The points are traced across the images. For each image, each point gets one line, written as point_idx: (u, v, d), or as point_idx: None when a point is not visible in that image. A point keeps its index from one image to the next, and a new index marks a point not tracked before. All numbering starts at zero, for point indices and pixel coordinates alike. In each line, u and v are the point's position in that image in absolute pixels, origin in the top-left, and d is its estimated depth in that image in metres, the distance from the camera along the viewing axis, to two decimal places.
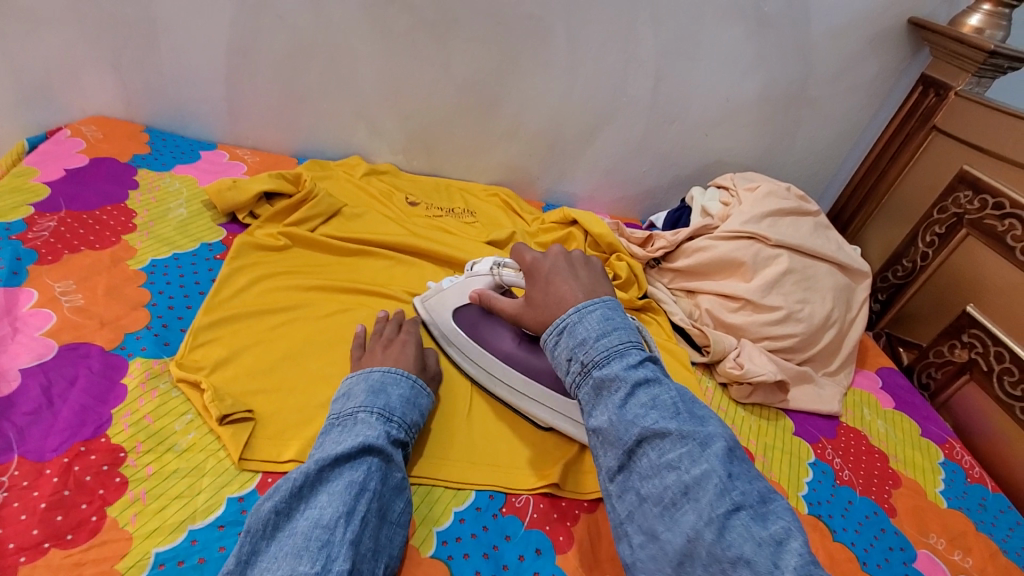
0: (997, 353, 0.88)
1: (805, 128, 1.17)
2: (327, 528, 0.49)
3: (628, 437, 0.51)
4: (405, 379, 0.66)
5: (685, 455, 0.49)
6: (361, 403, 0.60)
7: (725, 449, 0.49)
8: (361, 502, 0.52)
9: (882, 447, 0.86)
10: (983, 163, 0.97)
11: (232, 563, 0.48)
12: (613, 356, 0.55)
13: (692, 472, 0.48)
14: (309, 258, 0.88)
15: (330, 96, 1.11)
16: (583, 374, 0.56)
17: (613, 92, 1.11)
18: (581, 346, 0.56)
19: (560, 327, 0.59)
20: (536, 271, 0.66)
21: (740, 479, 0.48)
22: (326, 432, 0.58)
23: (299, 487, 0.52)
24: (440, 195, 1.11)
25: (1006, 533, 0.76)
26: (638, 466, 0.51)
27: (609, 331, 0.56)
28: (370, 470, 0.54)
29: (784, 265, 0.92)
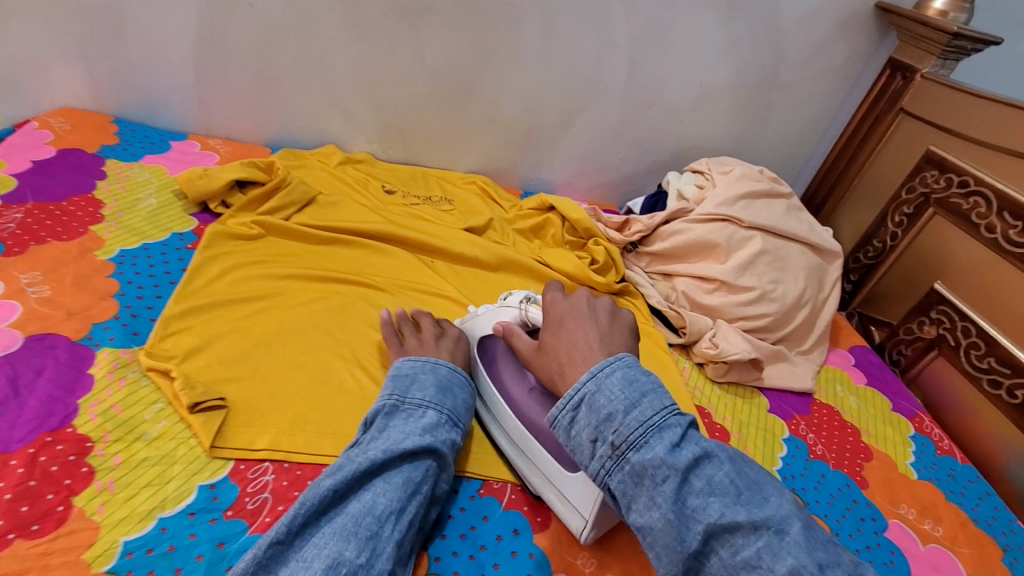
0: (964, 328, 0.90)
1: (778, 113, 1.19)
2: (379, 520, 0.50)
3: (690, 533, 0.46)
4: (467, 384, 0.67)
5: (763, 549, 0.45)
6: (431, 398, 0.61)
7: (800, 529, 0.46)
8: (413, 504, 0.53)
9: (855, 422, 0.87)
10: (948, 143, 0.99)
11: (281, 529, 0.48)
12: (650, 436, 0.50)
13: (777, 568, 0.44)
14: (284, 247, 0.87)
15: (302, 84, 1.10)
16: (616, 460, 0.50)
17: (587, 78, 1.11)
18: (608, 424, 0.51)
19: (576, 400, 0.54)
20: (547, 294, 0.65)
21: (824, 560, 0.45)
22: (389, 415, 0.59)
23: (361, 469, 0.53)
24: (417, 183, 1.11)
25: (974, 502, 0.79)
26: (710, 565, 0.46)
27: (638, 403, 0.51)
28: (426, 472, 0.56)
29: (757, 246, 0.94)
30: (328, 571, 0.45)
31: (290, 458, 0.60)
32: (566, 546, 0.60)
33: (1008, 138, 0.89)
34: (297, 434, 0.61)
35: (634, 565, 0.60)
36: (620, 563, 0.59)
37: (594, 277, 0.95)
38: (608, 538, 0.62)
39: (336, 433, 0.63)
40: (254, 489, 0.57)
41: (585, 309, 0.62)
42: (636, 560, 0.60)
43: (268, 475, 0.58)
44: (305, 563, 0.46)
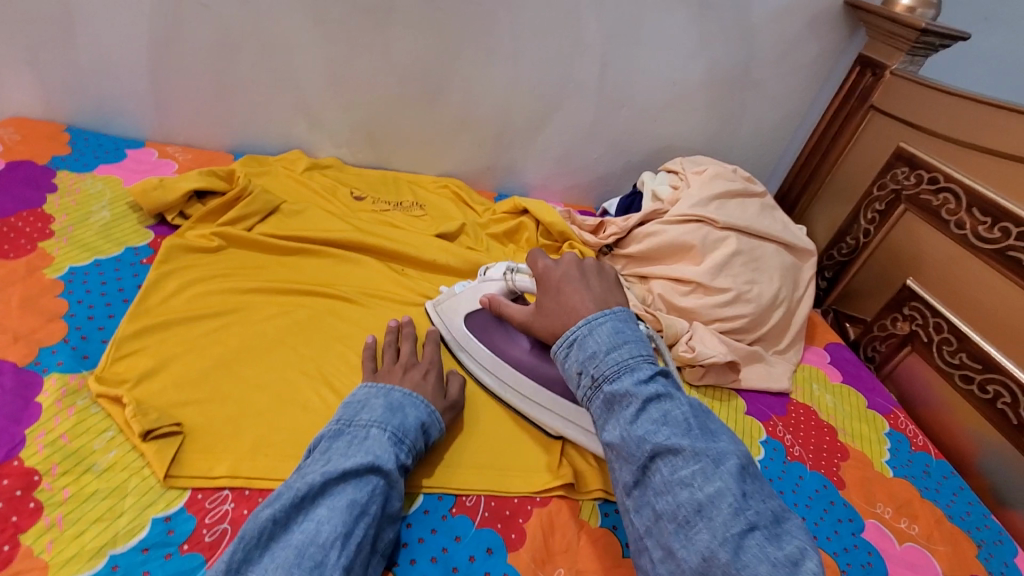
0: (936, 324, 0.91)
1: (751, 111, 1.18)
2: (322, 548, 0.47)
3: (640, 453, 0.50)
4: (424, 405, 0.64)
5: (698, 473, 0.48)
6: (376, 418, 0.59)
7: (738, 466, 0.49)
8: (359, 527, 0.50)
9: (832, 421, 0.87)
10: (918, 140, 1.00)
11: (221, 568, 0.46)
12: (623, 372, 0.54)
13: (706, 490, 0.47)
14: (246, 259, 0.84)
15: (265, 88, 1.06)
16: (595, 388, 0.55)
17: (559, 78, 1.09)
18: (591, 359, 0.55)
19: (570, 340, 0.58)
20: (545, 280, 0.65)
21: (753, 496, 0.47)
22: (333, 439, 0.57)
23: (300, 497, 0.51)
24: (387, 188, 1.08)
25: (948, 498, 0.79)
26: (653, 483, 0.50)
27: (620, 345, 0.55)
28: (373, 492, 0.53)
29: (732, 247, 0.93)
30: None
31: (251, 484, 0.57)
32: (541, 563, 0.58)
33: (975, 134, 0.89)
34: (259, 459, 0.59)
35: None
36: None
37: None
38: (585, 554, 0.60)
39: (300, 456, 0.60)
40: (212, 519, 0.54)
41: (577, 274, 0.64)
42: (614, 575, 0.59)
43: (228, 504, 0.55)
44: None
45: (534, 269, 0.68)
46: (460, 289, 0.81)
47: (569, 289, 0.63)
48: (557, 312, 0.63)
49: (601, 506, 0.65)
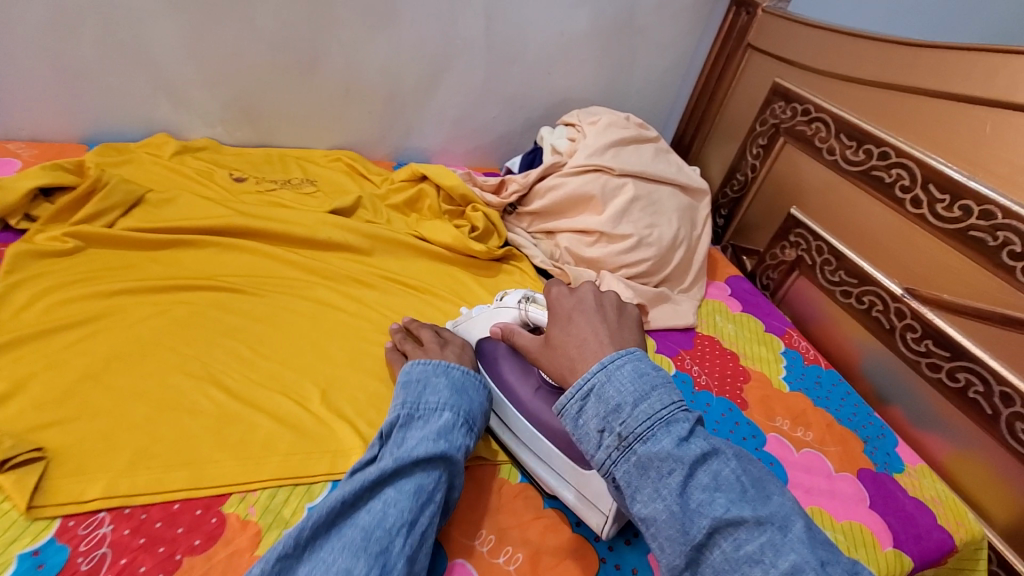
0: (818, 247, 0.98)
1: (641, 58, 1.19)
2: (389, 533, 0.46)
3: (694, 529, 0.40)
4: (483, 389, 0.63)
5: (766, 545, 0.39)
6: (446, 401, 0.57)
7: (804, 527, 0.40)
8: (425, 515, 0.49)
9: (734, 348, 0.93)
10: (792, 74, 1.04)
11: (289, 542, 0.45)
12: (659, 426, 0.43)
13: (782, 566, 0.38)
14: (112, 259, 0.76)
15: (113, 67, 0.93)
16: (623, 450, 0.44)
17: (443, 34, 1.04)
18: (616, 413, 0.44)
19: (583, 389, 0.47)
20: (556, 307, 0.56)
21: (830, 561, 0.39)
22: (403, 421, 0.55)
23: (370, 478, 0.50)
24: (272, 166, 1.00)
25: (837, 403, 0.87)
26: (711, 561, 0.40)
27: (648, 393, 0.45)
28: (439, 480, 0.52)
29: (630, 193, 0.94)
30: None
31: (134, 501, 0.52)
32: (462, 528, 0.58)
33: (838, 64, 0.95)
34: (140, 474, 0.54)
35: (532, 531, 0.59)
36: (521, 533, 0.59)
37: (472, 244, 0.91)
38: (506, 511, 0.61)
39: (188, 463, 0.56)
40: (88, 546, 0.49)
41: (592, 303, 0.55)
42: (535, 525, 0.60)
43: (105, 527, 0.51)
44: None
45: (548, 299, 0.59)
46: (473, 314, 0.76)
47: (582, 320, 0.54)
48: (565, 346, 0.53)
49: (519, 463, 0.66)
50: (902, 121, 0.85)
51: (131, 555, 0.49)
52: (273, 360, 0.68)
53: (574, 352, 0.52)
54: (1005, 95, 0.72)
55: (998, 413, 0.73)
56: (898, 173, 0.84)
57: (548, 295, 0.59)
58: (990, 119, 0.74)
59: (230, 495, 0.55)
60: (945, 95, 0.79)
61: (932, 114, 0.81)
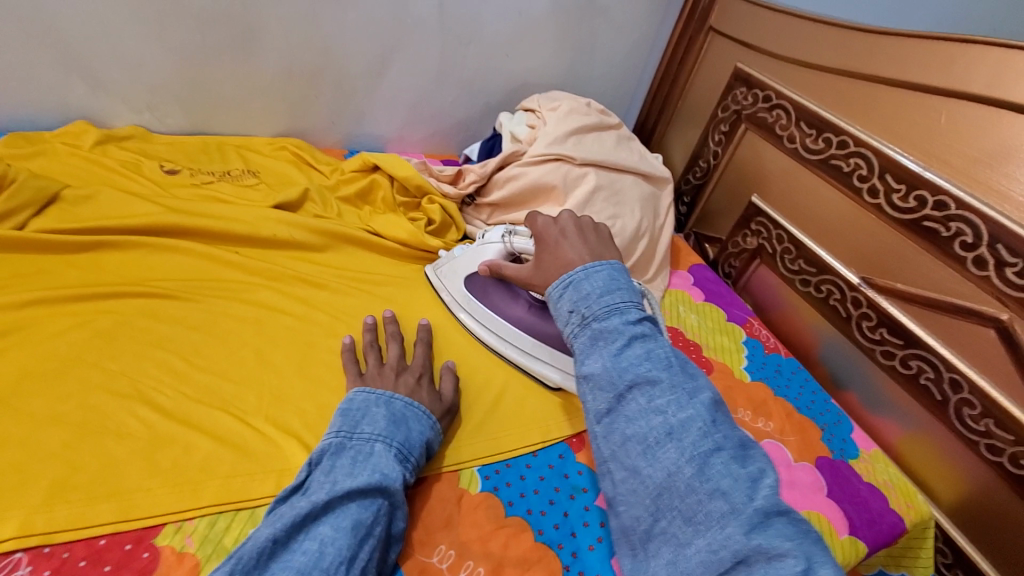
0: (779, 236, 0.98)
1: (602, 39, 1.15)
2: (327, 573, 0.44)
3: (620, 382, 0.48)
4: (427, 417, 0.60)
5: (671, 401, 0.46)
6: (381, 431, 0.55)
7: (713, 403, 0.47)
8: (365, 550, 0.47)
9: (697, 339, 0.93)
10: (752, 59, 1.03)
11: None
12: (614, 311, 0.52)
13: (678, 417, 0.46)
14: (24, 265, 0.68)
15: (19, 45, 0.83)
16: (583, 326, 0.53)
17: (393, 13, 0.97)
18: (584, 298, 0.54)
19: (566, 282, 0.56)
20: (545, 235, 0.64)
21: (724, 426, 0.46)
22: (337, 456, 0.53)
23: (303, 517, 0.47)
24: (210, 156, 0.93)
25: (796, 391, 0.88)
26: (626, 410, 0.48)
27: (614, 289, 0.54)
28: (378, 513, 0.50)
29: (592, 183, 0.91)
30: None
31: (52, 540, 0.47)
32: (421, 545, 0.55)
33: (799, 49, 0.93)
34: (58, 509, 0.49)
35: (495, 543, 0.57)
36: (483, 546, 0.57)
37: (428, 238, 0.87)
38: (467, 523, 0.58)
39: (115, 493, 0.51)
40: None
41: (574, 229, 0.63)
42: (497, 536, 0.58)
43: (22, 569, 0.46)
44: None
45: (533, 229, 0.67)
46: (458, 253, 0.83)
47: (567, 245, 0.61)
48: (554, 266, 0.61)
49: (479, 470, 0.64)
50: (860, 109, 0.85)
51: None
52: (212, 373, 0.63)
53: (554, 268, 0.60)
54: (958, 85, 0.72)
55: (947, 399, 0.75)
56: (856, 163, 0.84)
57: (533, 225, 0.67)
58: (946, 109, 0.74)
59: (165, 526, 0.50)
60: (902, 84, 0.78)
61: (887, 102, 0.81)
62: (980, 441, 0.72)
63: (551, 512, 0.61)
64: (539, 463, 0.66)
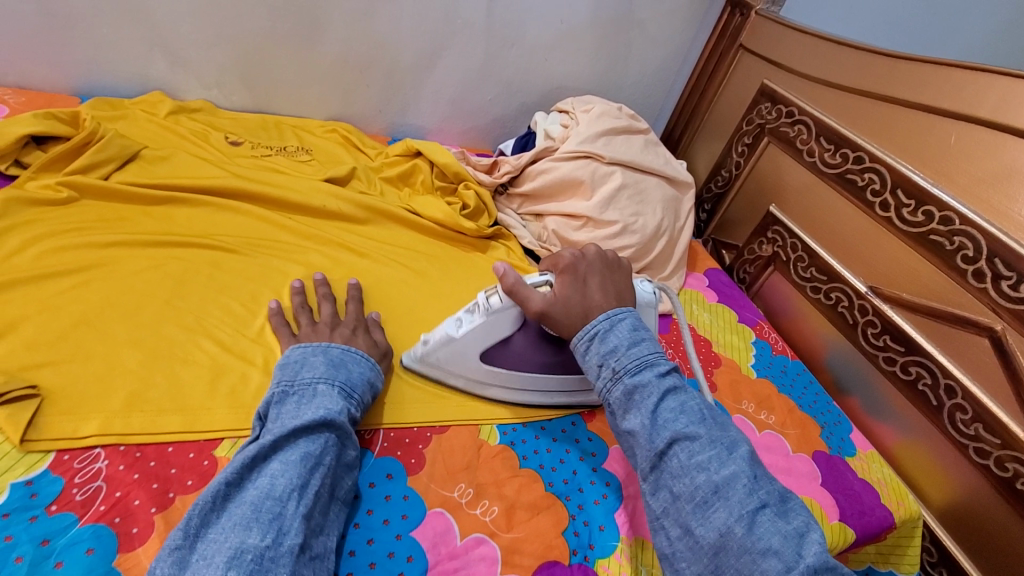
0: (793, 245, 1.03)
1: (636, 50, 1.21)
2: (280, 501, 0.47)
3: (659, 440, 0.51)
4: (365, 360, 0.64)
5: (713, 458, 0.49)
6: (321, 374, 0.58)
7: (749, 453, 0.51)
8: (315, 477, 0.50)
9: (707, 335, 0.98)
10: (779, 77, 1.08)
11: (178, 535, 0.44)
12: (644, 366, 0.55)
13: (722, 473, 0.49)
14: (105, 211, 0.76)
15: (110, 18, 0.93)
16: (614, 380, 0.56)
17: (445, 13, 1.05)
18: (612, 353, 0.57)
19: (590, 333, 0.59)
20: (570, 269, 0.65)
21: (764, 479, 0.49)
22: (282, 404, 0.56)
23: (253, 458, 0.50)
24: (268, 132, 1.01)
25: (800, 390, 0.92)
26: (669, 467, 0.51)
27: (640, 342, 0.58)
28: (326, 444, 0.53)
29: (618, 181, 0.97)
30: (229, 562, 0.42)
31: (128, 440, 0.54)
32: (443, 482, 0.62)
33: (822, 70, 0.99)
34: (135, 415, 0.56)
35: (509, 488, 0.63)
36: (497, 489, 0.63)
37: (463, 221, 0.94)
38: (485, 469, 0.65)
39: (181, 408, 0.58)
40: (83, 479, 0.51)
41: (602, 268, 0.66)
42: (511, 483, 0.64)
43: (101, 462, 0.53)
44: (205, 560, 0.42)
45: (558, 264, 0.66)
46: (456, 334, 0.67)
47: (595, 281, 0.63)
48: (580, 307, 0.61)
49: (498, 426, 0.70)
50: (877, 127, 0.90)
51: (125, 489, 0.51)
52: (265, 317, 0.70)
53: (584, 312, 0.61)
54: (969, 109, 0.77)
55: (942, 404, 0.79)
56: (870, 178, 0.89)
57: (560, 261, 0.66)
58: (956, 130, 0.79)
59: (223, 440, 0.57)
60: (917, 106, 0.83)
61: (902, 122, 0.86)
62: (969, 444, 0.76)
63: (561, 468, 0.67)
64: (552, 426, 0.72)
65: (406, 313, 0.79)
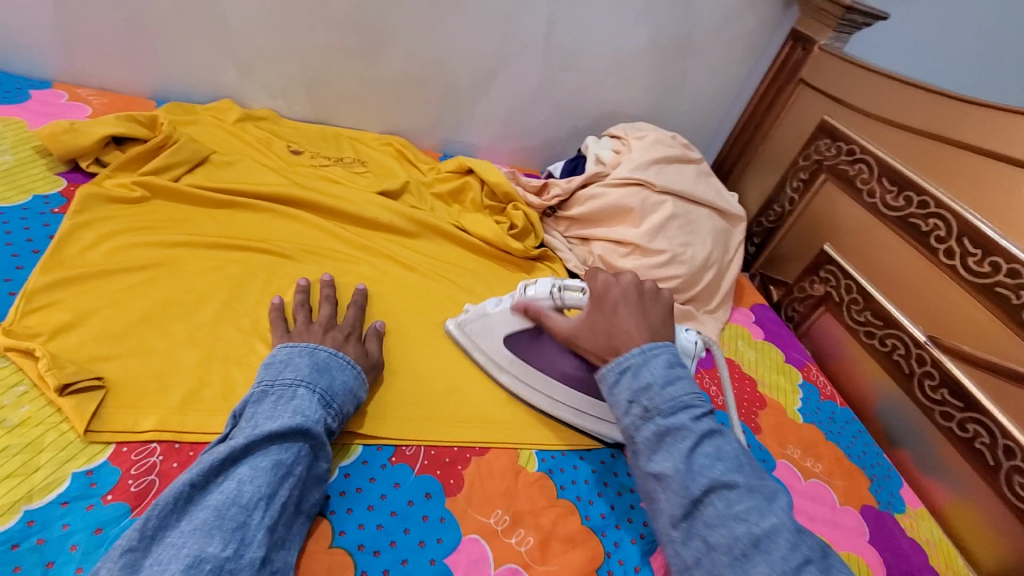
0: (847, 286, 1.00)
1: (692, 79, 1.21)
2: (246, 509, 0.47)
3: (694, 487, 0.50)
4: (352, 366, 0.63)
5: (753, 508, 0.48)
6: (302, 376, 0.57)
7: (787, 503, 0.50)
8: (284, 487, 0.50)
9: (753, 374, 0.95)
10: (840, 113, 1.06)
11: (134, 536, 0.44)
12: (679, 407, 0.54)
13: (762, 525, 0.47)
14: (173, 211, 0.79)
15: (190, 29, 0.98)
16: (645, 419, 0.54)
17: (505, 35, 1.07)
18: (645, 390, 0.55)
19: (622, 367, 0.58)
20: (604, 295, 0.65)
21: (805, 533, 0.48)
22: (259, 402, 0.55)
23: (221, 461, 0.50)
24: (327, 143, 1.04)
25: (849, 439, 0.88)
26: (704, 516, 0.49)
27: (675, 380, 0.56)
28: (298, 454, 0.52)
29: (668, 211, 0.96)
30: (187, 570, 0.42)
31: (182, 438, 0.56)
32: (480, 506, 0.61)
33: (886, 108, 0.96)
34: (190, 414, 0.57)
35: (545, 518, 0.62)
36: (533, 518, 0.62)
37: (511, 240, 0.95)
38: (522, 496, 0.64)
39: None
40: (138, 471, 0.53)
41: (636, 297, 0.64)
42: (548, 513, 0.63)
43: (156, 457, 0.54)
44: (159, 566, 0.43)
45: (592, 287, 0.66)
46: (491, 310, 0.74)
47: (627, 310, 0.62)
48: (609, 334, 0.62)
49: (536, 453, 0.69)
50: (943, 171, 0.86)
51: None
52: None
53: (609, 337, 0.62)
54: None
55: (999, 465, 0.75)
56: (935, 224, 0.86)
57: (594, 281, 0.66)
58: None
59: None
60: (988, 152, 0.80)
61: (971, 167, 0.82)
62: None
63: (598, 502, 0.66)
64: (591, 458, 0.71)
65: (450, 330, 0.79)
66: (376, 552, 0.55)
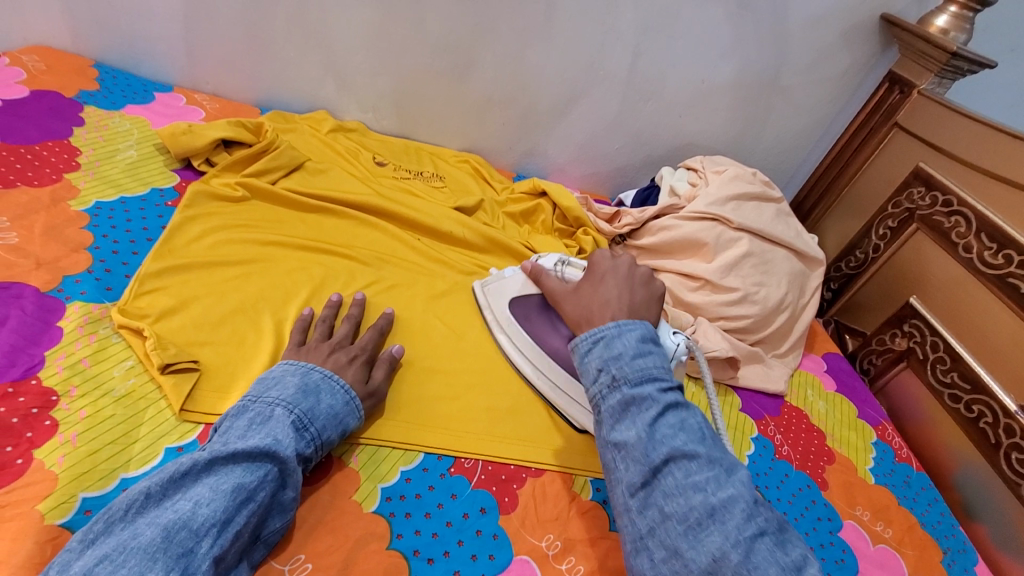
0: (933, 343, 0.93)
1: (776, 116, 1.18)
2: (195, 535, 0.45)
3: (655, 455, 0.51)
4: (343, 391, 0.61)
5: (711, 479, 0.50)
6: (284, 397, 0.56)
7: (745, 476, 0.51)
8: (241, 514, 0.48)
9: (821, 426, 0.90)
10: (937, 161, 1.00)
11: (78, 537, 0.44)
12: (646, 379, 0.55)
13: (719, 495, 0.49)
14: (267, 212, 0.85)
15: (297, 44, 1.06)
16: (612, 387, 0.56)
17: (590, 63, 1.09)
18: (615, 359, 0.57)
19: (596, 336, 0.60)
20: (596, 266, 0.71)
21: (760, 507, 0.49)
22: (235, 419, 0.54)
23: (181, 473, 0.48)
24: (410, 157, 1.09)
25: (925, 507, 0.82)
26: (662, 485, 0.51)
27: (645, 354, 0.58)
28: (263, 478, 0.50)
29: (743, 248, 0.94)
30: None
31: None
32: (532, 528, 0.61)
33: (991, 160, 0.90)
34: None
35: (596, 549, 0.61)
36: (583, 547, 0.61)
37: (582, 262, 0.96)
38: (575, 525, 0.63)
39: None
40: None
41: (626, 272, 0.69)
42: (599, 545, 0.62)
43: None
44: None
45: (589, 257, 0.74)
46: (508, 274, 0.83)
47: (610, 280, 0.68)
48: (590, 299, 0.67)
49: (592, 481, 0.68)
50: None
51: None
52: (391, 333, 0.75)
53: (592, 301, 0.66)
54: None
55: None
56: None
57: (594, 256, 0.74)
58: None
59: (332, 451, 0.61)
60: None
61: None
62: None
63: None
64: None
65: None
66: (430, 560, 0.56)
